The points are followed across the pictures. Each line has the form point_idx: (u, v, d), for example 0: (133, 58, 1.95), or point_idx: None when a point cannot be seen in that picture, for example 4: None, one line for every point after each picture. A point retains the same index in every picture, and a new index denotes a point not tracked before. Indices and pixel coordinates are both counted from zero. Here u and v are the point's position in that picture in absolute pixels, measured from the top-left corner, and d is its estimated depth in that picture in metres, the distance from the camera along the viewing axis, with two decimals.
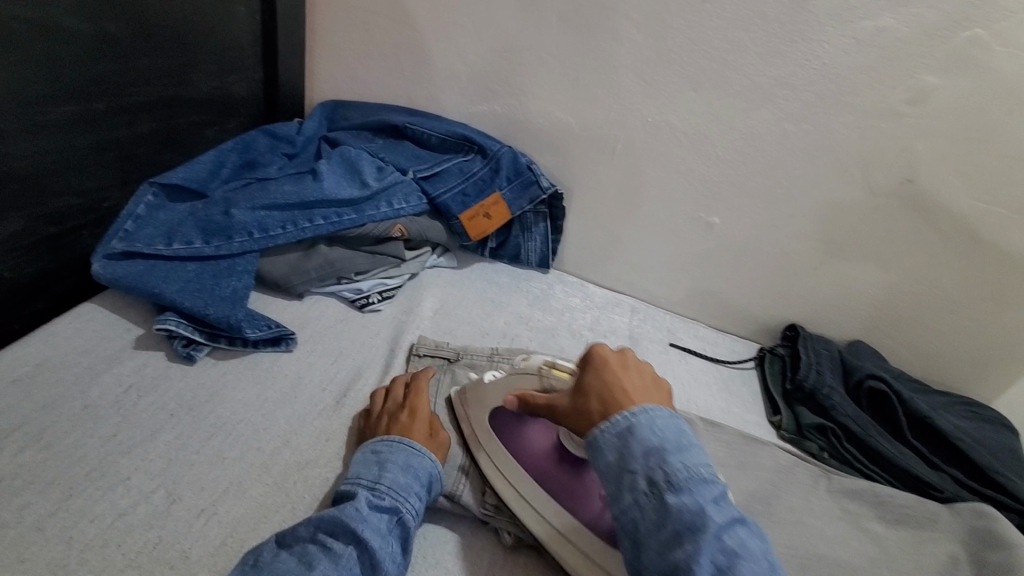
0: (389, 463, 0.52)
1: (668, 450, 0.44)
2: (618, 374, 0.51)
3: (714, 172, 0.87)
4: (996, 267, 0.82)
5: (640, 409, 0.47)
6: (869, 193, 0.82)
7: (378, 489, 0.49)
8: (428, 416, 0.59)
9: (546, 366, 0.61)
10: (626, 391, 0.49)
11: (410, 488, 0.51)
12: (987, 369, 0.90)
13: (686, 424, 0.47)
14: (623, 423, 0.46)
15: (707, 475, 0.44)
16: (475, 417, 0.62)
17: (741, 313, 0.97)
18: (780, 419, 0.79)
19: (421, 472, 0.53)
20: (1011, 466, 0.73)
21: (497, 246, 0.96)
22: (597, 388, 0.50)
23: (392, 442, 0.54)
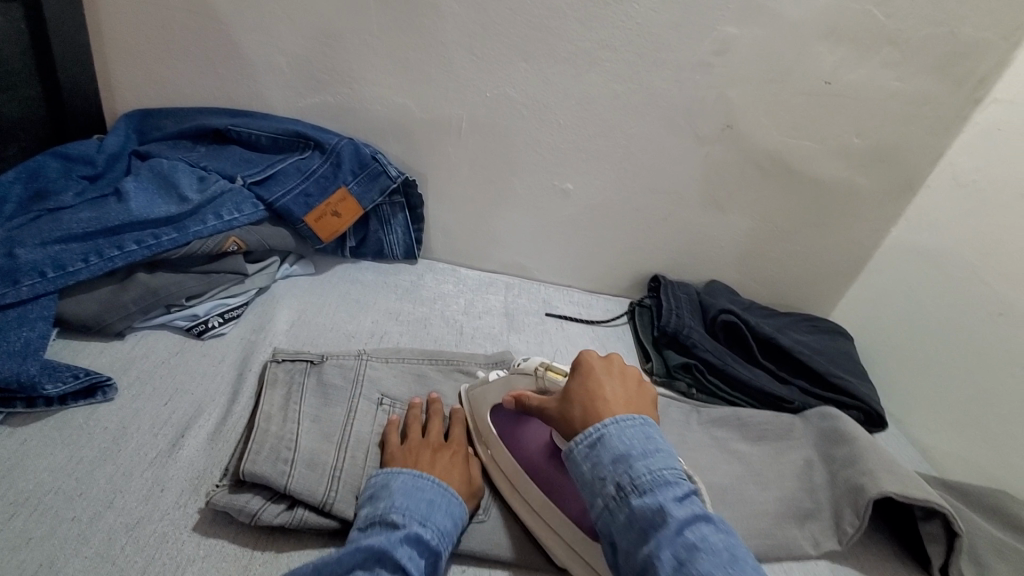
0: (434, 502, 0.49)
1: (634, 456, 0.45)
2: (601, 379, 0.52)
3: (560, 139, 0.89)
4: (807, 192, 0.93)
5: (612, 419, 0.48)
6: (696, 141, 0.88)
7: (424, 526, 0.47)
8: (462, 459, 0.57)
9: (543, 366, 0.57)
10: (608, 395, 0.50)
11: (449, 534, 0.48)
12: (820, 286, 1.02)
13: (655, 429, 0.47)
14: (591, 432, 0.47)
15: (671, 476, 0.44)
16: (479, 416, 0.62)
17: (609, 271, 1.01)
18: (651, 364, 0.82)
19: (457, 522, 0.50)
20: (845, 368, 0.83)
21: (357, 245, 0.91)
22: (581, 394, 0.51)
23: (433, 481, 0.51)
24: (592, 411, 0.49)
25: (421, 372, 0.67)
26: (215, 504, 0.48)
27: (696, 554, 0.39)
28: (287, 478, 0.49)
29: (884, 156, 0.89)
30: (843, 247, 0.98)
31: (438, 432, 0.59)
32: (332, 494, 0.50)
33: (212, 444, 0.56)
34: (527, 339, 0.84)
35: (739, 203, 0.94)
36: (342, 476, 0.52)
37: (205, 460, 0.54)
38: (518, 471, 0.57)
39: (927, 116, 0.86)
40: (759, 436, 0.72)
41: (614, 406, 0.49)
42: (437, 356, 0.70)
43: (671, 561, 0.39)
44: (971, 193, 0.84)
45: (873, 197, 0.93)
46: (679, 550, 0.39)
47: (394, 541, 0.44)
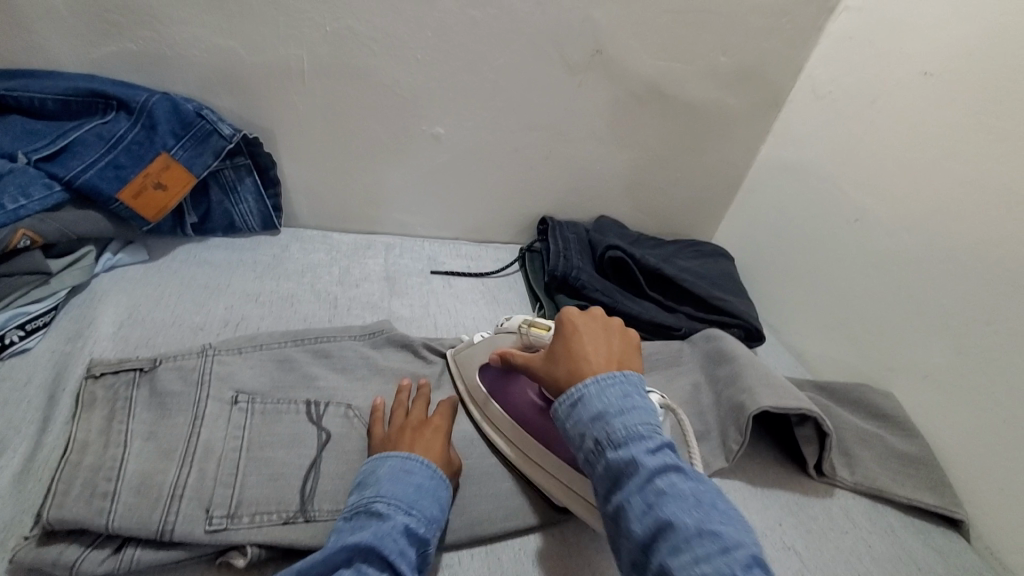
0: (422, 487, 0.47)
1: (611, 415, 0.43)
2: (582, 336, 0.51)
3: (422, 77, 0.79)
4: (680, 117, 0.92)
5: (591, 379, 0.46)
6: (567, 70, 0.83)
7: (412, 514, 0.44)
8: (445, 435, 0.53)
9: (525, 324, 0.60)
10: (589, 351, 0.49)
11: (436, 520, 0.46)
12: (701, 210, 1.04)
13: (634, 384, 0.46)
14: (573, 392, 0.46)
15: (646, 430, 0.42)
16: (468, 376, 0.63)
17: (496, 217, 0.96)
18: (543, 312, 0.80)
19: (444, 507, 0.48)
20: (726, 289, 0.86)
21: (201, 220, 0.78)
22: (563, 355, 0.51)
23: (422, 462, 0.49)
24: (573, 370, 0.48)
25: (285, 356, 0.59)
26: (20, 564, 0.40)
27: (664, 502, 0.38)
28: (109, 515, 0.42)
29: (751, 74, 0.90)
30: (719, 168, 0.99)
31: (420, 412, 0.55)
32: (171, 517, 0.43)
33: (19, 487, 0.46)
34: (412, 303, 0.77)
35: (617, 133, 0.91)
36: (185, 494, 0.45)
37: (11, 508, 0.45)
38: (512, 424, 0.57)
39: (787, 29, 0.86)
40: (650, 367, 0.73)
41: (593, 358, 0.49)
42: (303, 336, 0.62)
43: (642, 507, 0.38)
44: (827, 104, 0.86)
45: (743, 116, 0.94)
46: (649, 497, 0.39)
47: (383, 534, 0.42)
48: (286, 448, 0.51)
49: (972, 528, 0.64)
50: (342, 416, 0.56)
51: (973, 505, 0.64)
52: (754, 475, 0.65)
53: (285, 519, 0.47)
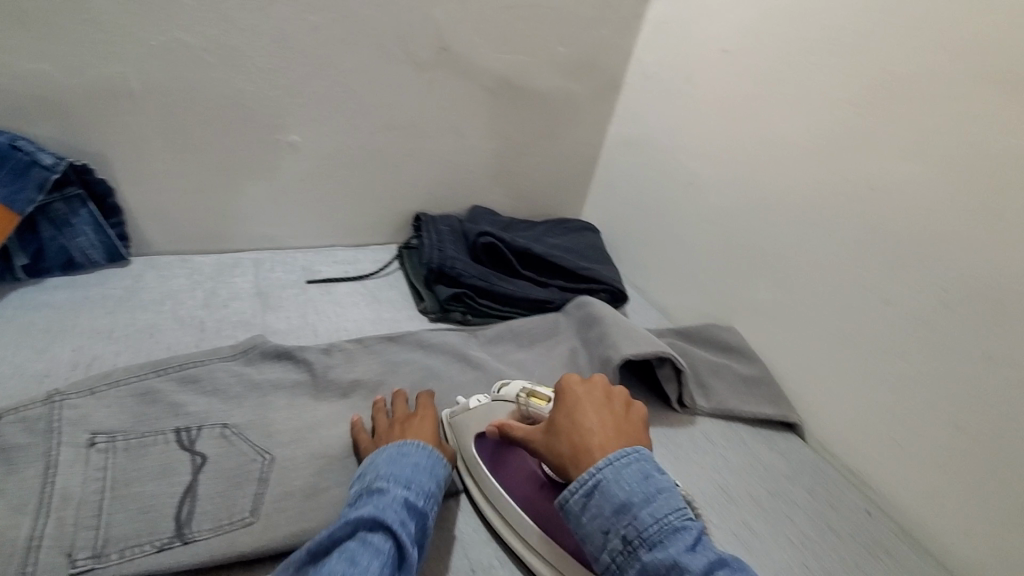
0: (418, 465, 0.50)
1: (637, 505, 0.43)
2: (586, 410, 0.51)
3: (267, 86, 0.78)
4: (532, 105, 0.98)
5: (605, 461, 0.45)
6: (417, 69, 0.86)
7: (410, 489, 0.47)
8: (433, 425, 0.58)
9: (526, 395, 0.59)
10: (594, 424, 0.49)
11: (433, 495, 0.49)
12: (566, 191, 1.12)
13: (650, 464, 0.46)
14: (587, 478, 0.45)
15: (677, 520, 0.42)
16: (465, 447, 0.61)
17: (369, 219, 0.96)
18: (424, 305, 0.82)
19: (439, 485, 0.51)
20: (593, 260, 0.94)
21: (33, 261, 0.71)
22: (568, 428, 0.50)
23: (417, 443, 0.53)
24: (580, 447, 0.48)
25: (148, 389, 0.56)
26: None
27: None
28: None
29: (589, 60, 0.98)
30: (576, 150, 1.07)
31: (406, 411, 0.60)
32: (28, 569, 0.42)
33: None
34: (289, 315, 0.76)
35: (477, 125, 0.96)
36: (43, 543, 0.43)
37: None
38: (511, 504, 0.56)
39: (612, 17, 0.95)
40: (531, 341, 0.78)
41: (599, 433, 0.48)
42: (164, 364, 0.58)
43: None
44: (656, 82, 0.96)
45: (589, 99, 1.02)
46: None
47: (384, 506, 0.44)
48: (156, 479, 0.49)
49: (805, 428, 0.76)
50: (218, 437, 0.54)
51: (803, 409, 0.76)
52: None
53: (159, 546, 0.45)
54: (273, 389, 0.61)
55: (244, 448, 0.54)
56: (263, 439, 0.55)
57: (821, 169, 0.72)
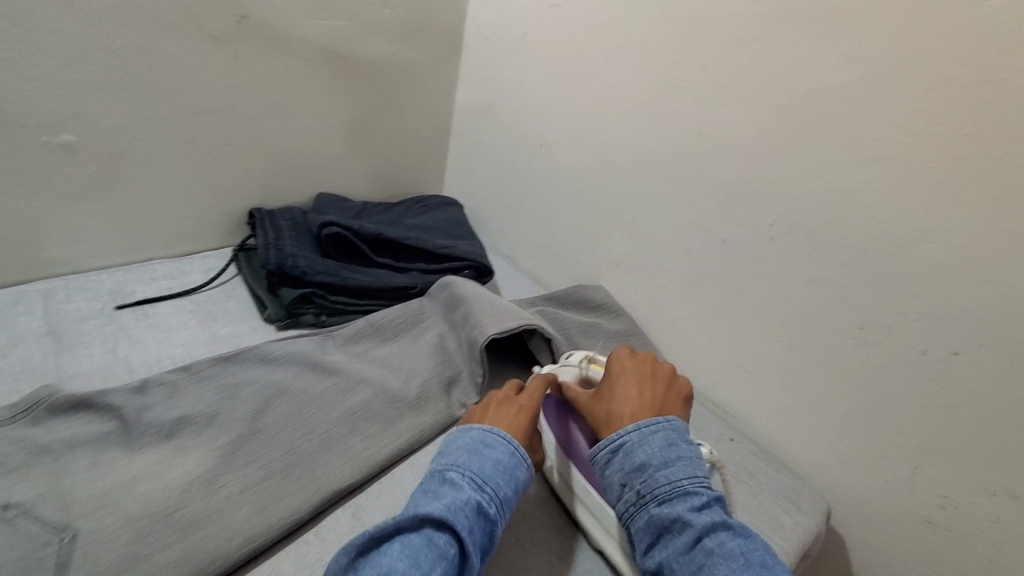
0: (499, 464, 0.48)
1: (654, 466, 0.47)
2: (623, 378, 0.54)
3: (10, 75, 0.62)
4: (366, 75, 0.90)
5: (633, 426, 0.49)
6: (214, 42, 0.73)
7: (484, 491, 0.46)
8: (529, 419, 0.55)
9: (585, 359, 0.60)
10: (633, 393, 0.52)
11: (507, 502, 0.47)
12: (421, 166, 1.05)
13: (677, 433, 0.49)
14: (615, 438, 0.49)
15: (690, 485, 0.46)
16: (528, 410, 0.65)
17: (192, 223, 0.83)
18: (267, 312, 0.72)
19: (519, 487, 0.49)
20: (454, 236, 0.89)
21: None
22: (607, 394, 0.53)
23: (504, 437, 0.50)
24: (614, 412, 0.51)
25: None
26: None
27: (713, 561, 0.42)
28: None
29: (420, 23, 0.91)
30: (423, 121, 1.01)
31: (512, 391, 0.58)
32: None
33: None
34: (94, 353, 0.63)
35: (305, 103, 0.85)
36: None
37: None
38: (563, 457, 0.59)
39: None
40: (395, 333, 0.73)
41: (631, 396, 0.52)
42: None
43: (688, 566, 0.42)
44: (493, 42, 0.92)
45: (427, 65, 0.95)
46: (698, 557, 0.42)
47: (457, 509, 0.43)
48: None
49: None
50: None
51: (668, 353, 0.79)
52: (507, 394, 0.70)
53: None
54: (70, 448, 0.50)
55: (39, 530, 0.44)
56: (58, 514, 0.45)
57: (655, 119, 0.73)
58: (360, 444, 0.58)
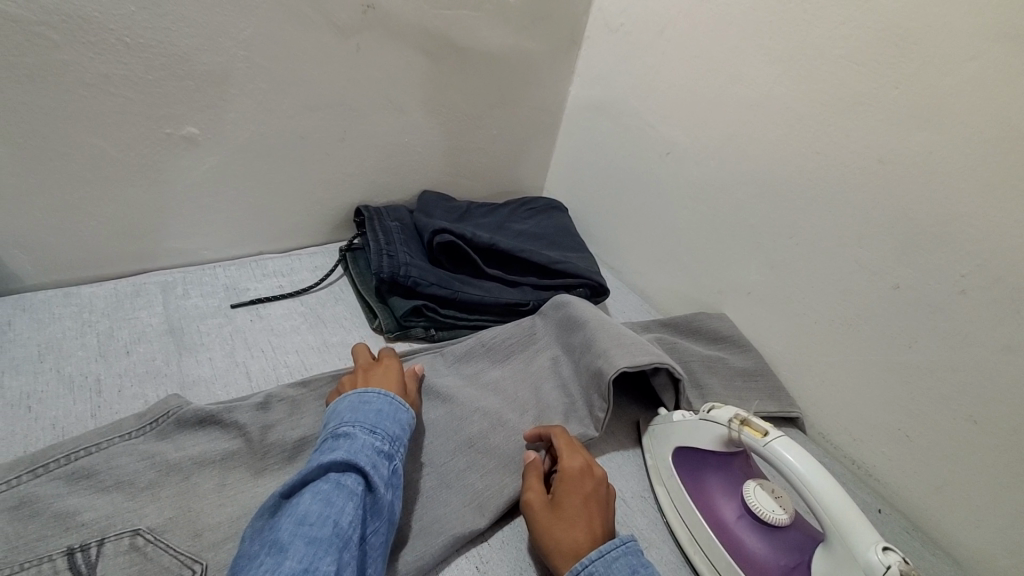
0: (382, 412, 0.47)
1: None
2: (586, 500, 0.49)
3: (143, 66, 0.60)
4: (482, 69, 0.84)
5: (597, 553, 0.44)
6: (337, 33, 0.69)
7: (376, 435, 0.44)
8: (397, 370, 0.57)
9: (737, 421, 0.51)
10: (593, 521, 0.48)
11: (399, 441, 0.46)
12: (526, 165, 0.99)
13: (640, 559, 0.44)
14: (578, 569, 0.43)
15: None
16: (660, 454, 0.58)
17: (301, 218, 0.81)
18: (378, 322, 0.70)
19: (406, 429, 0.48)
20: (565, 247, 0.84)
21: None
22: (570, 515, 0.48)
23: (379, 392, 0.49)
24: (578, 537, 0.46)
25: (22, 498, 0.42)
26: None
27: None
28: None
29: (543, 13, 0.83)
30: (534, 118, 0.94)
31: (369, 358, 0.59)
32: None
33: None
34: (214, 356, 0.62)
35: (418, 97, 0.81)
36: None
37: None
38: (700, 516, 0.51)
39: None
40: (506, 355, 0.68)
41: (594, 518, 0.48)
42: (41, 460, 0.45)
43: None
44: (622, 36, 0.84)
45: (544, 59, 0.89)
46: None
47: (355, 451, 0.42)
48: None
49: (804, 420, 0.71)
50: (127, 552, 0.42)
51: (802, 400, 0.71)
52: (625, 434, 0.64)
53: None
54: (197, 467, 0.48)
55: (164, 560, 0.42)
56: (189, 542, 0.44)
57: (818, 138, 0.64)
58: (477, 481, 0.54)
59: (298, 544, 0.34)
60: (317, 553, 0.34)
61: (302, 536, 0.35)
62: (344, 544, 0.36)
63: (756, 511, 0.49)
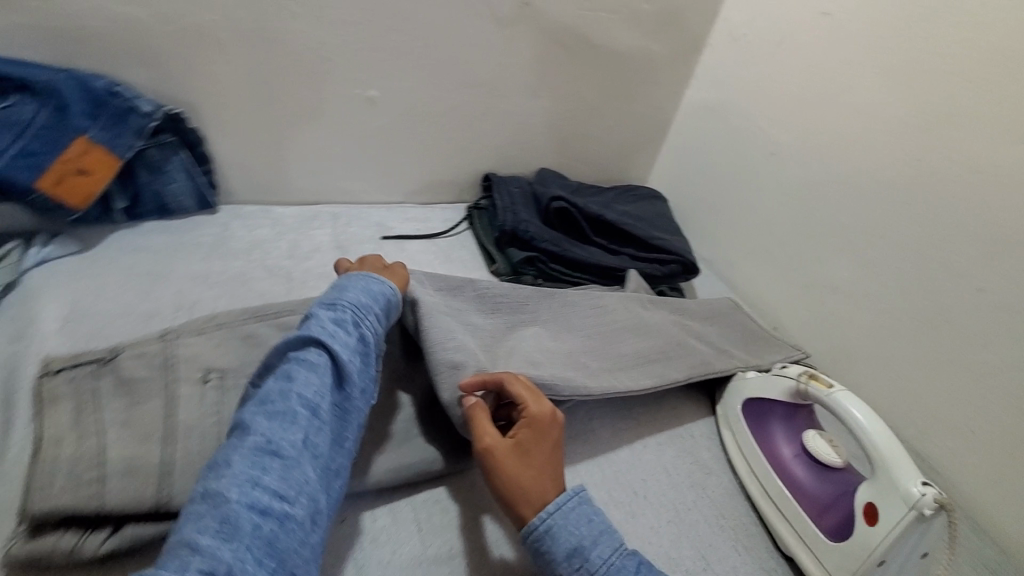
0: (349, 288, 0.53)
1: (585, 547, 0.44)
2: (545, 445, 0.50)
3: (350, 39, 0.77)
4: (609, 66, 0.95)
5: (556, 506, 0.46)
6: (497, 24, 0.83)
7: (337, 307, 0.50)
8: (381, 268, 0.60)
9: (805, 375, 0.58)
10: (550, 466, 0.49)
11: (367, 309, 0.52)
12: (635, 157, 1.09)
13: (589, 504, 0.47)
14: (541, 524, 0.45)
15: (617, 559, 0.44)
16: (730, 405, 0.66)
17: (439, 178, 0.97)
18: (497, 266, 0.83)
19: (376, 299, 0.54)
20: (662, 229, 0.93)
21: (129, 204, 0.73)
22: (531, 463, 0.49)
23: (351, 275, 0.55)
24: (540, 484, 0.48)
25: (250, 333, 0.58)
26: (18, 556, 0.40)
27: None
28: (101, 497, 0.43)
29: (671, 20, 0.93)
30: (648, 114, 1.04)
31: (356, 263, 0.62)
32: (165, 490, 0.45)
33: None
34: None
35: (551, 85, 0.93)
36: (173, 470, 0.46)
37: None
38: (759, 453, 0.59)
39: None
40: (494, 309, 0.65)
41: (548, 462, 0.49)
42: (263, 311, 0.61)
43: None
44: (742, 46, 0.92)
45: (666, 62, 0.98)
46: None
47: (312, 329, 0.47)
48: None
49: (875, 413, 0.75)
50: None
51: (876, 394, 0.75)
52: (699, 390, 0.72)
53: None
54: None
55: None
56: None
57: (923, 147, 0.69)
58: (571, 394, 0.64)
59: (260, 420, 0.42)
60: (278, 427, 0.41)
61: (266, 413, 0.42)
62: (310, 414, 0.43)
63: (813, 453, 0.56)
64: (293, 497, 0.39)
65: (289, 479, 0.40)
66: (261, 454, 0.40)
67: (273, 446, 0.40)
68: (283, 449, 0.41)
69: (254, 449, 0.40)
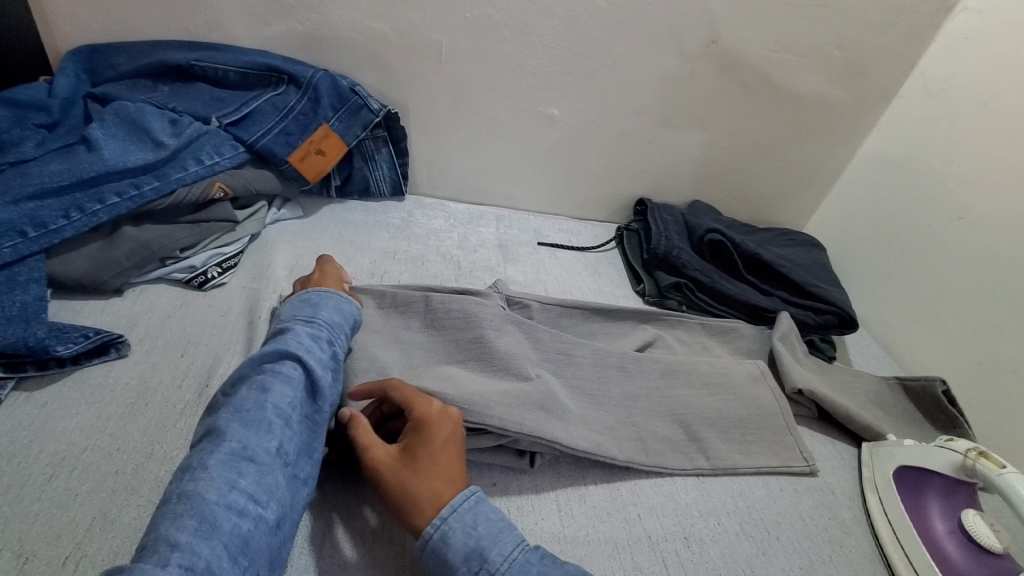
0: (321, 306, 0.56)
1: (484, 546, 0.42)
2: (442, 446, 0.47)
3: (545, 62, 0.85)
4: (784, 108, 0.95)
5: (447, 509, 0.44)
6: (681, 58, 0.87)
7: (312, 324, 0.53)
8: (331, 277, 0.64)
9: (972, 452, 0.56)
10: (448, 468, 0.46)
11: (339, 327, 0.55)
12: (794, 202, 1.07)
13: (483, 501, 0.46)
14: (432, 532, 0.43)
15: (520, 553, 0.43)
16: (880, 468, 0.63)
17: (595, 197, 1.02)
18: (643, 287, 0.86)
19: (347, 317, 0.57)
20: (820, 278, 0.90)
21: (343, 183, 0.87)
22: (426, 465, 0.46)
23: (319, 291, 0.59)
24: (433, 486, 0.45)
25: None
26: None
27: None
28: None
29: (861, 68, 0.91)
30: (817, 160, 1.01)
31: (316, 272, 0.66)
32: None
33: None
34: (524, 271, 0.85)
35: (722, 120, 0.95)
36: None
37: None
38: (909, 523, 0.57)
39: (903, 24, 0.87)
40: (444, 327, 0.63)
41: (445, 465, 0.46)
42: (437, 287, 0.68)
43: None
44: (941, 101, 0.87)
45: (848, 109, 0.96)
46: None
47: (286, 344, 0.50)
48: None
49: None
50: None
51: None
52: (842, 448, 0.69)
53: None
54: None
55: None
56: None
57: None
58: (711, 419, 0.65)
59: (236, 427, 0.43)
60: (253, 433, 0.43)
61: (240, 420, 0.43)
62: (283, 422, 0.45)
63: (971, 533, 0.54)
64: (266, 500, 0.40)
65: (264, 483, 0.40)
66: (237, 459, 0.41)
67: (248, 452, 0.41)
68: (258, 455, 0.41)
69: (231, 454, 0.41)
